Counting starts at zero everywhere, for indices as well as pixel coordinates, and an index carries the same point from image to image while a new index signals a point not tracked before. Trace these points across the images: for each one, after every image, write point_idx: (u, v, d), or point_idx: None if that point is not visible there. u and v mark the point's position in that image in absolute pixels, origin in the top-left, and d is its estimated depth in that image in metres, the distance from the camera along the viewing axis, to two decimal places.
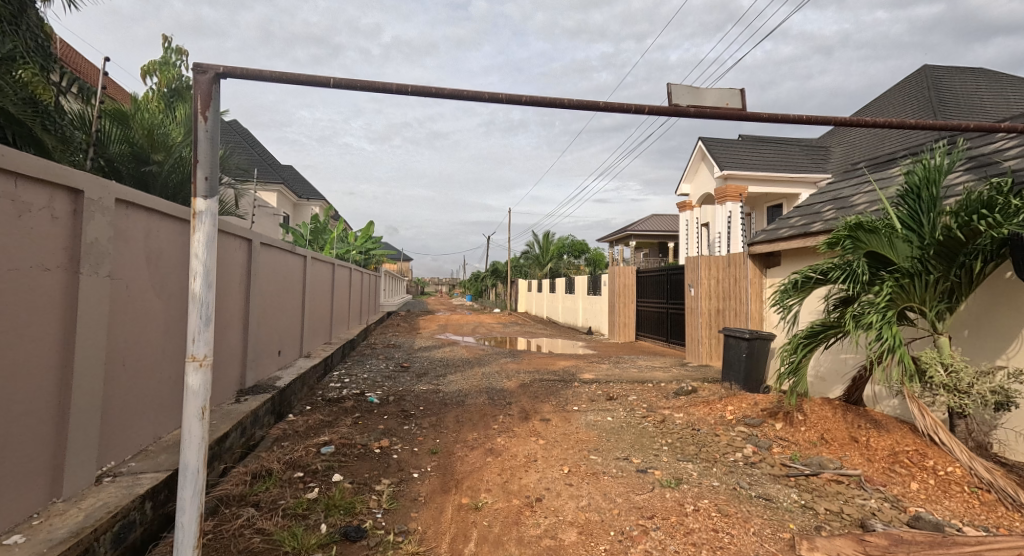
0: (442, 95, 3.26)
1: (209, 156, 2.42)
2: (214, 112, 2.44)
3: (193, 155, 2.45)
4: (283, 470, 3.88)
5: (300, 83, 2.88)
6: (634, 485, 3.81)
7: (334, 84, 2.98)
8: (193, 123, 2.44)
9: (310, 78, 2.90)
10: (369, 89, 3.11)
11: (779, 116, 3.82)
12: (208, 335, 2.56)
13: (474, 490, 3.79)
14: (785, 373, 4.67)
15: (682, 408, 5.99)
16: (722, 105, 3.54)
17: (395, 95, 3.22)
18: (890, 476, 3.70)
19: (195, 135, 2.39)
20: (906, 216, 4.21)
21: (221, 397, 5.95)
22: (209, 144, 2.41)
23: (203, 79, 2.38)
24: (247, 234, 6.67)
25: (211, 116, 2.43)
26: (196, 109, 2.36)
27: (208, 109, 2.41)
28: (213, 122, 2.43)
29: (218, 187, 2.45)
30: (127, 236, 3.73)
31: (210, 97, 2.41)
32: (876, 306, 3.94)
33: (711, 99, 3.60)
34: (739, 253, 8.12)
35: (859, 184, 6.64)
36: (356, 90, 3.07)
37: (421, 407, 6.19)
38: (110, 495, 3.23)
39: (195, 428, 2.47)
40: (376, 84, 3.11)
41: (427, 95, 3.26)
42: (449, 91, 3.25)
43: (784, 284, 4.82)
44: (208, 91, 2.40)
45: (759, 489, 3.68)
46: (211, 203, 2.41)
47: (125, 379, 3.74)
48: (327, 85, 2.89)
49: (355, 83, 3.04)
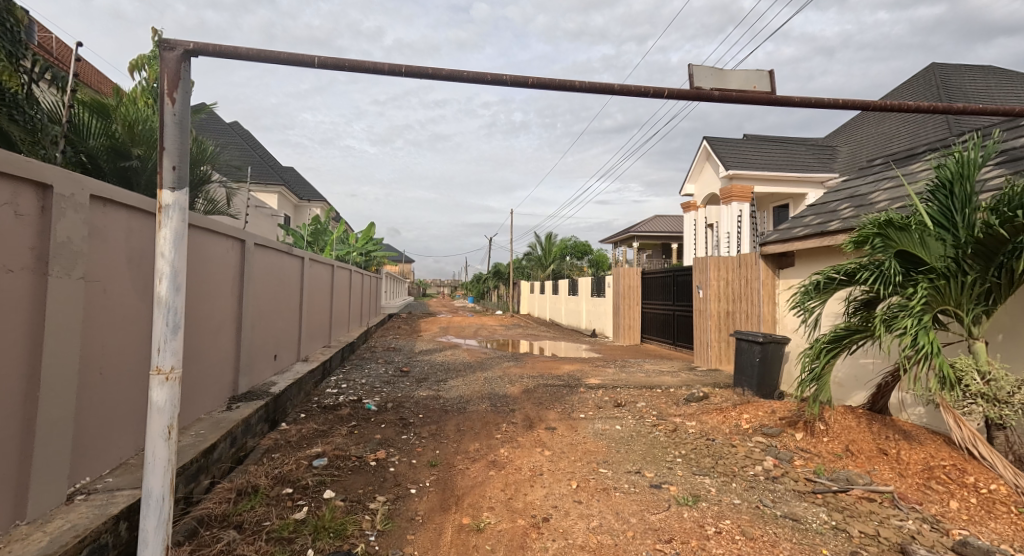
0: (439, 76, 3.02)
1: (175, 145, 2.42)
2: (181, 94, 2.45)
3: (159, 143, 2.42)
4: (270, 487, 3.63)
5: (280, 62, 2.66)
6: (648, 503, 3.54)
7: (319, 63, 2.75)
8: (160, 105, 2.44)
9: (291, 57, 2.68)
10: (359, 69, 2.88)
11: (803, 101, 3.57)
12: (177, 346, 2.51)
13: (476, 508, 3.52)
14: (807, 380, 4.37)
15: (695, 417, 5.69)
16: (749, 89, 3.31)
17: (387, 76, 2.99)
18: (926, 493, 3.43)
19: (162, 119, 2.40)
20: (937, 213, 3.94)
21: (212, 405, 5.70)
22: (176, 129, 2.42)
23: (170, 56, 2.39)
24: (241, 235, 6.44)
25: (178, 98, 2.43)
26: (163, 89, 2.37)
27: (175, 90, 2.42)
28: (180, 104, 2.44)
29: (185, 177, 2.44)
30: (105, 235, 3.48)
31: (177, 77, 2.42)
32: (911, 309, 3.65)
33: (736, 81, 3.36)
34: (750, 253, 7.84)
35: (878, 181, 6.36)
36: (344, 70, 2.85)
37: (420, 415, 5.93)
38: (80, 516, 2.96)
39: (160, 450, 2.41)
40: (366, 65, 2.89)
41: (421, 76, 3.03)
42: (446, 72, 3.02)
43: (805, 285, 4.54)
44: (176, 71, 2.43)
45: (784, 507, 3.40)
46: (177, 196, 2.41)
47: (102, 388, 3.48)
48: (311, 64, 2.68)
49: (342, 64, 2.83)
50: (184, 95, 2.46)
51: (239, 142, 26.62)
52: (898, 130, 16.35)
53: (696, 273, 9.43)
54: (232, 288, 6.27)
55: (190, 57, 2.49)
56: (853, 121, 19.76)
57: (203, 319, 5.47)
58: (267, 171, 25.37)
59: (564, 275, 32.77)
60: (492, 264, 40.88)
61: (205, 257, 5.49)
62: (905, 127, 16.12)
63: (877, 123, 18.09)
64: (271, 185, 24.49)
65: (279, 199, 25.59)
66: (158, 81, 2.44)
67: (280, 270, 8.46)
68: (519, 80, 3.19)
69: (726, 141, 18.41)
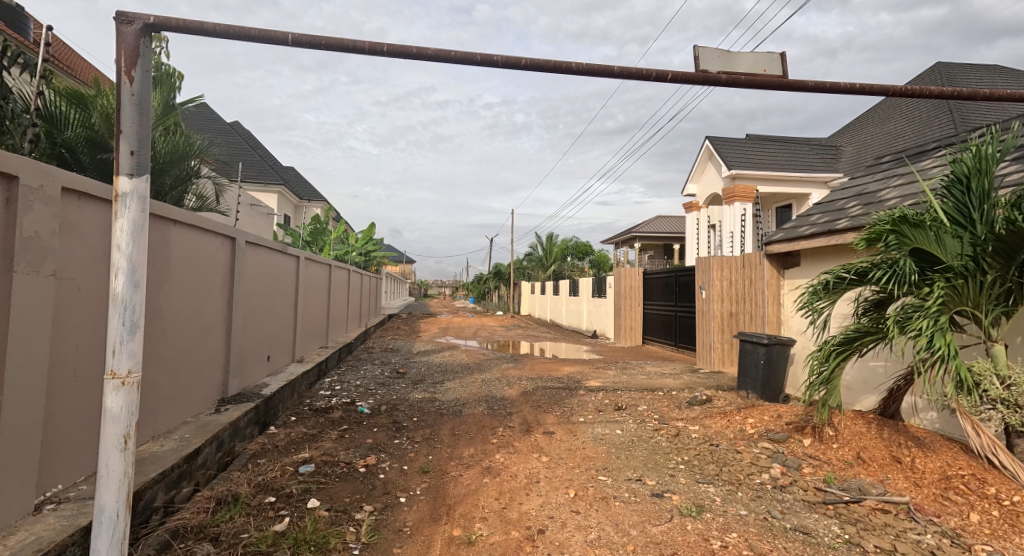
0: (424, 55, 2.90)
1: (133, 127, 2.33)
2: (140, 72, 2.37)
3: (115, 124, 2.33)
4: (252, 495, 3.46)
5: (252, 40, 2.57)
6: (649, 514, 3.35)
7: (294, 41, 2.66)
8: (117, 84, 2.35)
9: (263, 33, 2.59)
10: (336, 48, 2.77)
11: (811, 85, 3.41)
12: (133, 348, 2.38)
13: (468, 519, 3.34)
14: (816, 384, 4.18)
15: (698, 421, 5.50)
16: (758, 72, 3.16)
17: (369, 55, 2.86)
18: (944, 505, 3.25)
19: (119, 99, 2.31)
20: (953, 209, 3.75)
21: (200, 407, 5.53)
22: (134, 109, 2.33)
23: (128, 31, 2.31)
24: (232, 233, 6.29)
25: (137, 77, 2.35)
26: (120, 66, 2.28)
27: (134, 68, 2.33)
28: (139, 83, 2.36)
29: (144, 163, 2.36)
30: (79, 231, 3.31)
31: (137, 54, 2.34)
32: (926, 310, 3.46)
33: (746, 63, 3.20)
34: (754, 253, 7.65)
35: (887, 178, 6.17)
36: (320, 49, 2.74)
37: (414, 418, 5.75)
38: (46, 527, 2.78)
39: (114, 461, 2.29)
40: (344, 43, 2.77)
41: (405, 56, 2.90)
42: (432, 51, 2.90)
43: (814, 285, 4.35)
44: (134, 47, 2.34)
45: (794, 519, 3.22)
46: (136, 182, 2.32)
47: (74, 391, 3.31)
48: (285, 41, 2.61)
49: (319, 42, 2.72)
50: (144, 75, 2.38)
51: (240, 142, 26.51)
52: (903, 130, 16.15)
53: (698, 274, 9.25)
54: (222, 287, 6.12)
55: (151, 34, 2.40)
56: (857, 121, 19.55)
57: (192, 318, 5.33)
58: (266, 170, 25.27)
59: (566, 276, 32.55)
60: (493, 265, 40.64)
61: (194, 254, 5.34)
62: (911, 126, 15.92)
63: (882, 123, 17.88)
64: (271, 184, 24.42)
65: (279, 199, 25.45)
66: (116, 58, 2.35)
67: (274, 269, 8.30)
68: (509, 59, 3.08)
69: (729, 141, 18.23)
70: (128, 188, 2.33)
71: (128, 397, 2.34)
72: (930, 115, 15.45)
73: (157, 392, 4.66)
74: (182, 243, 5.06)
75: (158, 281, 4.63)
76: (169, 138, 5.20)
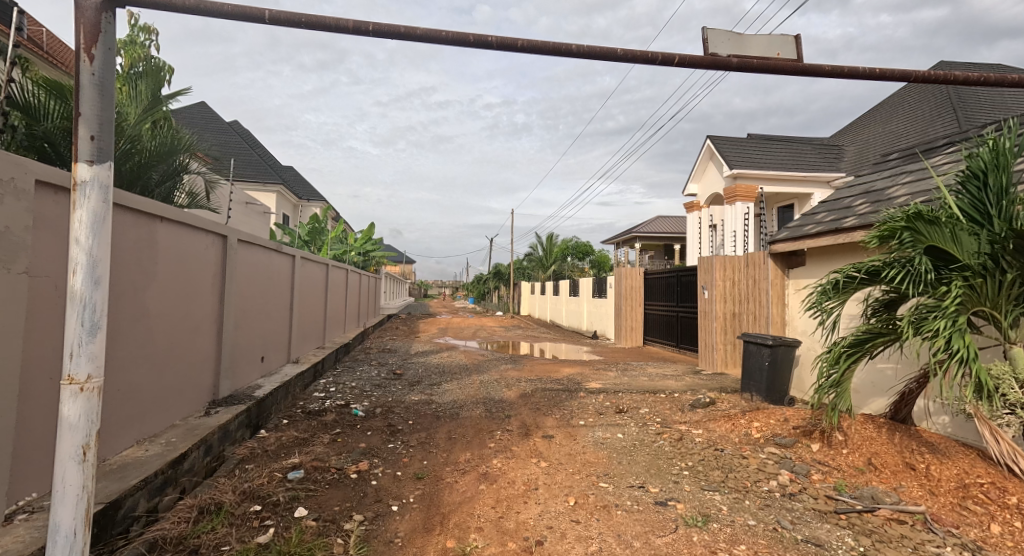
0: (414, 35, 2.92)
1: (91, 109, 2.19)
2: (102, 49, 2.23)
3: (73, 106, 2.18)
4: (236, 504, 3.30)
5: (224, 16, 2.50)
6: (653, 524, 3.20)
7: (272, 18, 2.61)
8: (76, 63, 2.22)
9: (238, 10, 2.52)
10: (314, 27, 2.76)
11: (815, 69, 3.30)
12: (95, 350, 2.23)
13: (462, 529, 3.18)
14: (826, 387, 4.01)
15: (701, 424, 5.35)
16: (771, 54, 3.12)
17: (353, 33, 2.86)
18: (962, 515, 3.09)
19: (79, 79, 2.18)
20: (969, 206, 3.60)
21: (189, 410, 5.37)
22: (95, 90, 2.20)
23: (88, 6, 2.17)
24: (223, 231, 6.14)
25: (97, 55, 2.22)
26: (79, 43, 2.15)
27: (94, 45, 2.20)
28: (100, 62, 2.22)
29: (106, 147, 2.22)
30: (53, 226, 3.15)
31: (97, 30, 2.20)
32: (943, 310, 3.29)
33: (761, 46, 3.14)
34: (758, 252, 7.50)
35: (895, 175, 6.02)
36: (299, 26, 2.71)
37: (410, 421, 5.60)
38: (14, 540, 2.61)
39: (73, 472, 2.14)
40: (322, 21, 2.75)
41: (391, 35, 2.89)
42: (422, 31, 2.91)
43: (822, 285, 4.19)
44: (95, 22, 2.21)
45: (805, 530, 3.06)
46: (97, 169, 2.18)
47: (49, 395, 3.16)
48: (262, 18, 2.55)
49: (297, 19, 2.69)
50: (107, 57, 2.24)
51: (239, 141, 26.39)
52: (906, 129, 16.01)
53: (700, 273, 9.08)
54: (213, 286, 5.96)
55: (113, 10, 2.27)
56: (860, 121, 19.41)
57: (180, 318, 5.17)
58: (265, 170, 25.15)
59: (566, 276, 32.37)
60: (493, 265, 40.51)
61: (184, 253, 5.19)
62: (914, 126, 15.77)
63: (884, 122, 17.74)
64: (270, 184, 24.30)
65: (278, 198, 25.30)
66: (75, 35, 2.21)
67: (268, 269, 8.15)
68: (506, 42, 2.95)
69: (730, 140, 18.09)
70: (88, 177, 2.18)
71: (91, 403, 2.18)
72: (933, 114, 15.31)
73: (143, 394, 4.50)
74: (170, 241, 4.90)
75: (145, 281, 4.49)
76: (158, 131, 5.06)
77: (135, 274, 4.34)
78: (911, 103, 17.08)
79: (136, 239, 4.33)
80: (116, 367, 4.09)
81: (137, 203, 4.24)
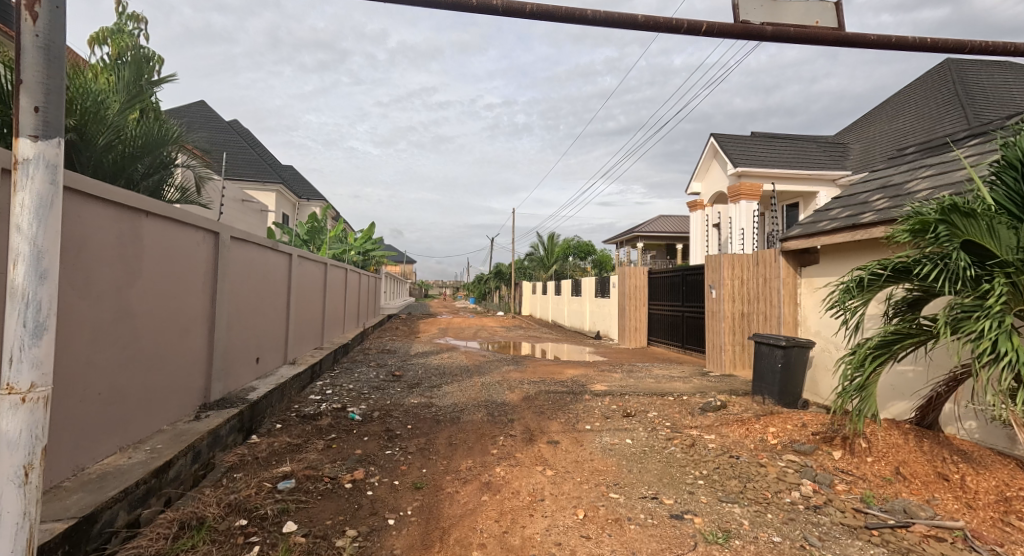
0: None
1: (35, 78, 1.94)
2: (47, 8, 1.99)
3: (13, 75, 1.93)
4: (220, 519, 3.07)
5: None
6: (669, 540, 2.97)
7: None
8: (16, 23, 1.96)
9: None
10: None
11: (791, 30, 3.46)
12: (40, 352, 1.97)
13: (463, 546, 2.95)
14: (850, 392, 3.76)
15: (713, 430, 5.11)
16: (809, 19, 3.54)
17: None
18: (1005, 532, 2.86)
19: (20, 42, 1.94)
20: (1005, 198, 3.37)
21: (178, 414, 5.15)
22: (40, 55, 1.96)
23: None
24: (215, 228, 5.91)
25: (42, 14, 1.98)
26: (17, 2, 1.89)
27: (38, 3, 1.96)
28: (45, 24, 1.98)
29: (54, 123, 1.98)
30: None
31: None
32: (986, 309, 3.04)
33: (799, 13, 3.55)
34: (768, 250, 7.27)
35: (914, 169, 5.79)
36: None
37: (409, 426, 5.36)
38: None
39: (11, 497, 1.87)
40: None
41: None
42: None
43: (846, 282, 3.96)
44: None
45: (835, 548, 2.83)
46: (43, 146, 1.94)
47: None
48: None
49: None
50: (54, 17, 2.01)
51: (238, 141, 26.17)
52: (912, 126, 15.76)
53: (707, 272, 8.84)
54: (204, 285, 5.74)
55: None
56: (865, 119, 19.16)
57: (169, 318, 4.96)
58: (265, 169, 24.94)
59: (568, 276, 32.10)
60: (495, 265, 40.26)
61: (172, 250, 4.97)
62: (922, 122, 15.51)
63: (890, 120, 17.48)
64: (269, 183, 24.08)
65: (277, 198, 25.08)
66: None
67: (264, 267, 7.92)
68: None
69: (735, 138, 17.84)
70: (31, 154, 1.94)
71: (41, 412, 1.92)
72: (941, 111, 15.05)
73: (127, 398, 4.28)
74: (157, 237, 4.68)
75: (128, 278, 4.25)
76: (144, 121, 4.86)
77: (118, 271, 4.12)
78: (918, 100, 16.82)
79: (118, 235, 4.10)
80: (97, 369, 3.87)
81: (118, 196, 4.02)
